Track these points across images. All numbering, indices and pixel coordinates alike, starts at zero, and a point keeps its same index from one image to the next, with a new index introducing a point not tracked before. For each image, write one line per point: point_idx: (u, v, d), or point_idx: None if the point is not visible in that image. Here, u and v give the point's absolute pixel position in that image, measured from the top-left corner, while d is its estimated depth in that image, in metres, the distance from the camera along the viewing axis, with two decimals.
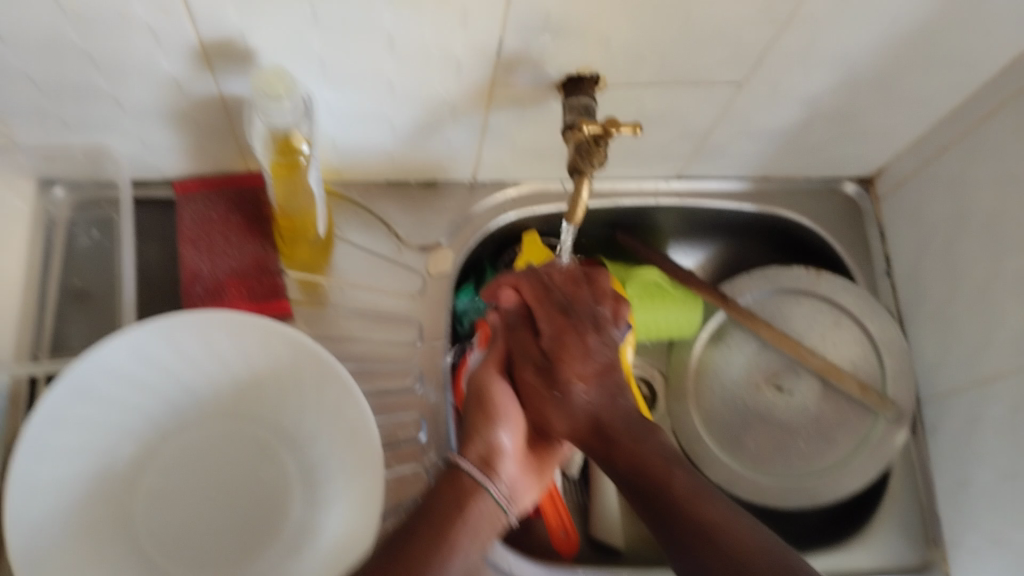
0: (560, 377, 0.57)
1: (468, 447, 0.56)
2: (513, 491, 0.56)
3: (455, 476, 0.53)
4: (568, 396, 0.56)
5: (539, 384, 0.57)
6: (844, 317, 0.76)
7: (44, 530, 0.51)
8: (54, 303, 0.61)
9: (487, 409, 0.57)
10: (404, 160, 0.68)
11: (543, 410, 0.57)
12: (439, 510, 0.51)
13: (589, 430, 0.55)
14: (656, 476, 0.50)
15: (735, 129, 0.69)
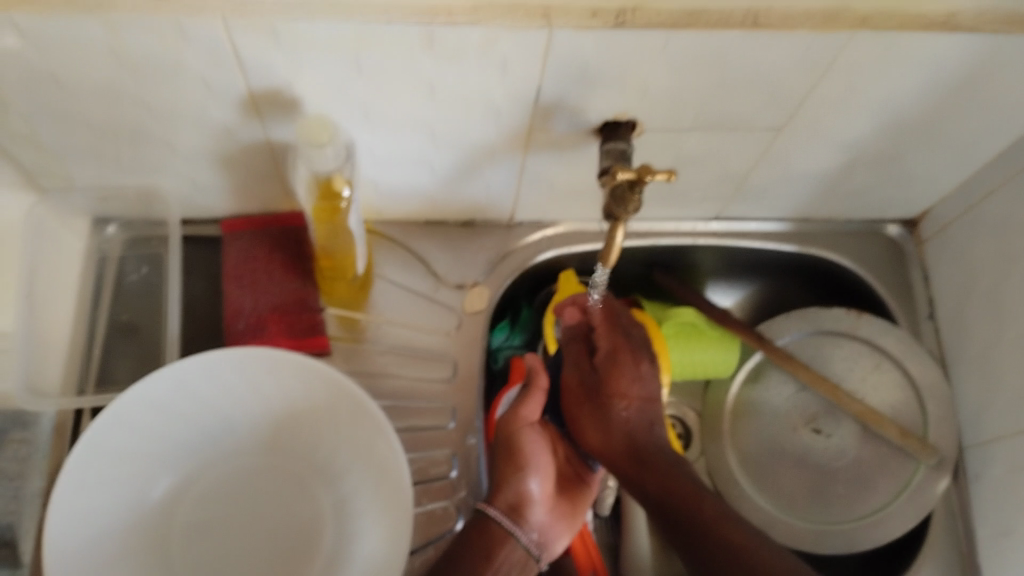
0: (606, 395, 0.62)
1: (497, 497, 0.60)
2: (542, 536, 0.61)
3: (484, 524, 0.58)
4: (610, 413, 0.62)
5: (583, 398, 0.63)
6: (885, 360, 0.74)
7: (81, 557, 0.52)
8: (101, 339, 0.64)
9: (517, 456, 0.62)
10: (444, 201, 0.69)
11: (582, 421, 0.63)
12: (466, 562, 0.56)
13: (623, 452, 0.60)
14: (687, 502, 0.56)
15: (773, 172, 0.68)
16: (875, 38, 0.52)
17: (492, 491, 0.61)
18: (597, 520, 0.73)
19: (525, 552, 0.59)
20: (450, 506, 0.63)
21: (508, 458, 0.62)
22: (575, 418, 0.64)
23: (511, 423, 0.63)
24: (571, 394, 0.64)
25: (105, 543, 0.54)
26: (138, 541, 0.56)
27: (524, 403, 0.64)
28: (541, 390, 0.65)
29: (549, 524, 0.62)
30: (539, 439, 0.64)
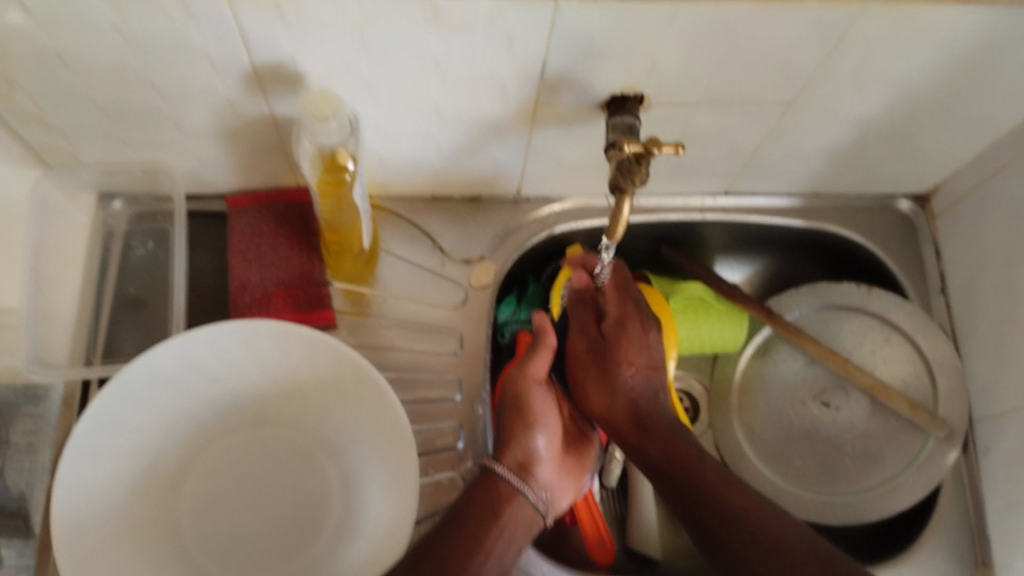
0: (612, 362, 0.62)
1: (505, 453, 0.59)
2: (548, 495, 0.61)
3: (493, 481, 0.57)
4: (616, 380, 0.62)
5: (590, 363, 0.64)
6: (895, 335, 0.74)
7: (91, 526, 0.53)
8: (109, 309, 0.64)
9: (526, 414, 0.61)
10: (450, 176, 0.69)
11: (587, 386, 0.63)
12: (476, 515, 0.54)
13: (626, 418, 0.61)
14: (689, 467, 0.56)
15: (783, 147, 0.68)
16: (887, 12, 0.51)
17: (500, 448, 0.60)
18: (604, 492, 0.74)
19: (533, 510, 0.58)
20: (456, 477, 0.63)
21: (517, 415, 0.61)
22: (580, 384, 0.64)
23: (520, 381, 0.62)
24: (578, 359, 0.64)
25: (110, 514, 0.54)
26: (144, 512, 0.56)
27: (532, 362, 0.63)
28: (549, 350, 0.63)
29: (555, 481, 0.62)
30: (547, 398, 0.63)
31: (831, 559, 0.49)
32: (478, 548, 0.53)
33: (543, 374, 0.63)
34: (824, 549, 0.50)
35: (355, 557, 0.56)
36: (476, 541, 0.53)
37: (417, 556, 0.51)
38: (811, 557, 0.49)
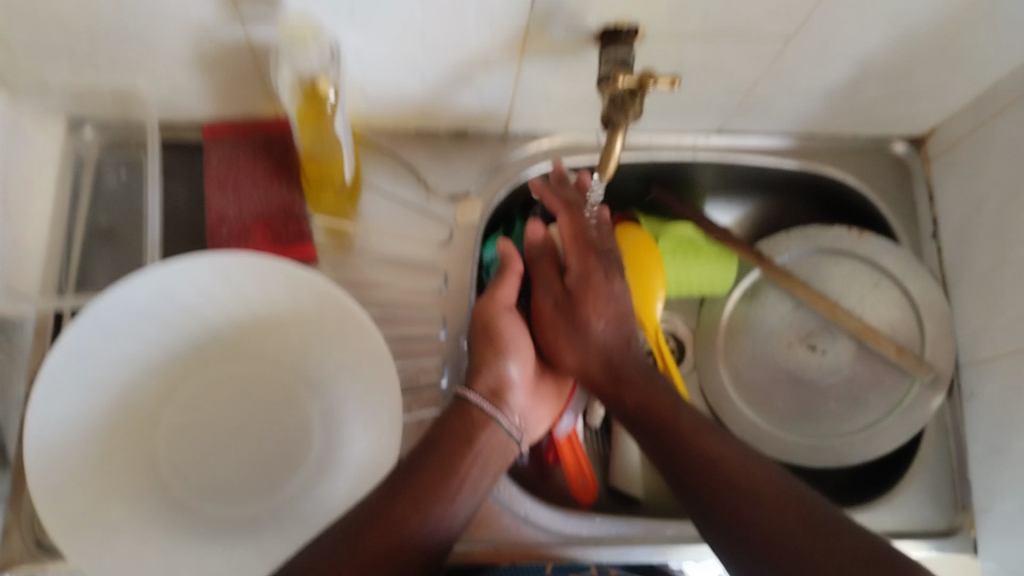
0: (579, 316, 0.61)
1: (477, 379, 0.58)
2: (522, 420, 0.60)
3: (465, 410, 0.56)
4: (587, 334, 0.60)
5: (559, 319, 0.62)
6: (884, 279, 0.73)
7: (66, 461, 0.51)
8: (82, 240, 0.62)
9: (497, 341, 0.60)
10: (435, 109, 0.66)
11: (559, 343, 0.62)
12: (447, 444, 0.54)
13: (602, 371, 0.60)
14: (663, 414, 0.55)
15: (780, 84, 0.66)
16: None
17: (471, 375, 0.59)
18: (588, 432, 0.73)
19: (507, 436, 0.58)
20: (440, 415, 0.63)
21: (488, 341, 0.60)
22: (551, 342, 0.63)
23: (490, 310, 0.60)
24: (546, 317, 0.63)
25: (84, 449, 0.53)
26: (120, 446, 0.54)
27: (501, 289, 0.61)
28: (517, 274, 0.61)
29: (528, 408, 0.61)
30: (518, 323, 0.62)
31: (807, 503, 0.47)
32: (450, 481, 0.53)
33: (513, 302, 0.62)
34: (801, 498, 0.47)
35: (337, 492, 0.56)
36: (450, 471, 0.53)
37: (395, 479, 0.51)
38: (784, 501, 0.47)
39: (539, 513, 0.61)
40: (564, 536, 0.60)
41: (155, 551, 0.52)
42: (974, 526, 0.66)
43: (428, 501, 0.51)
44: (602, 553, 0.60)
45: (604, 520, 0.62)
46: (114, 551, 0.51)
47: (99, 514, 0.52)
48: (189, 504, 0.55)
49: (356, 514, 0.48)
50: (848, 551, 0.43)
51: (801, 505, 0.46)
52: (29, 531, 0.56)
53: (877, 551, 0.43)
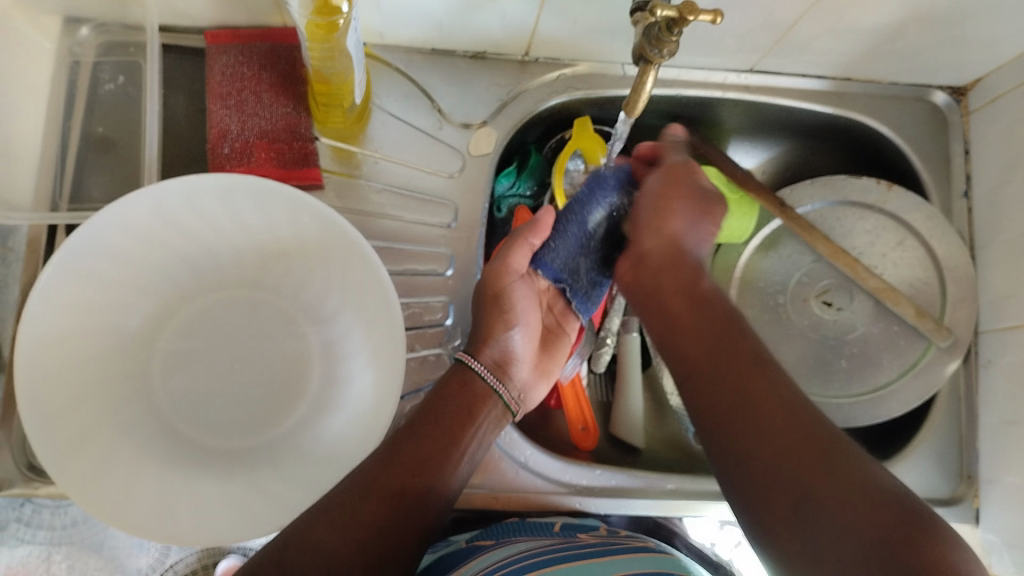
0: (705, 207, 0.58)
1: (483, 350, 0.57)
2: (523, 390, 0.61)
3: (467, 380, 0.56)
4: (699, 223, 0.58)
5: (690, 188, 0.59)
6: (910, 237, 0.70)
7: (59, 383, 0.50)
8: (76, 149, 0.59)
9: (507, 312, 0.59)
10: (453, 28, 0.62)
11: (669, 204, 0.58)
12: (449, 415, 0.53)
13: (690, 262, 0.56)
14: (715, 317, 0.50)
15: (823, 22, 0.61)
16: None
17: (477, 343, 0.58)
18: (592, 376, 0.73)
19: (505, 407, 0.57)
20: (444, 354, 0.62)
21: (496, 311, 0.59)
22: (661, 201, 0.58)
23: (502, 278, 0.59)
24: (667, 180, 0.59)
25: (77, 371, 0.51)
26: (114, 371, 0.53)
27: (515, 257, 0.59)
28: (529, 244, 0.59)
29: (526, 380, 0.61)
30: (527, 292, 0.61)
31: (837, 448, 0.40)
32: (450, 451, 0.52)
33: (523, 269, 0.60)
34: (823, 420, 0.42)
35: (335, 428, 0.55)
36: (447, 439, 0.52)
37: (388, 448, 0.50)
38: (807, 419, 0.42)
39: (541, 461, 0.60)
40: (564, 485, 0.60)
41: (149, 481, 0.51)
42: (978, 496, 0.66)
43: (425, 472, 0.50)
44: (600, 503, 0.60)
45: (604, 471, 0.61)
46: (105, 477, 0.50)
47: (92, 440, 0.50)
48: (185, 431, 0.54)
49: (356, 488, 0.47)
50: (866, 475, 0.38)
51: (829, 448, 0.40)
52: (21, 453, 0.55)
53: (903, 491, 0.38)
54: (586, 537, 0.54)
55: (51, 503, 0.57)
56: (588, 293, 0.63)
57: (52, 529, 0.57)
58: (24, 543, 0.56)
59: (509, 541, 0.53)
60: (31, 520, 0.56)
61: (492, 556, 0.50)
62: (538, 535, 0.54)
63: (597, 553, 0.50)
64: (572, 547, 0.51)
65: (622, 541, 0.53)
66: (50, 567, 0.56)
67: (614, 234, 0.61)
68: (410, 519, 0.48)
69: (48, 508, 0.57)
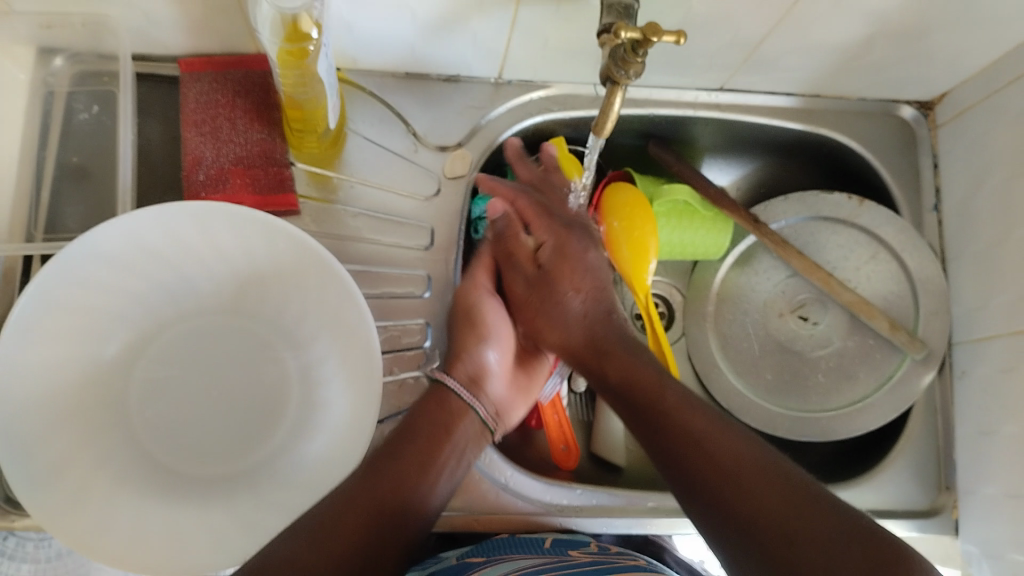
0: (554, 290, 0.60)
1: (456, 366, 0.58)
2: (499, 408, 0.60)
3: (442, 394, 0.56)
4: (563, 306, 0.60)
5: (531, 295, 0.61)
6: (882, 251, 0.71)
7: (34, 417, 0.50)
8: (51, 178, 0.59)
9: (479, 326, 0.60)
10: (426, 52, 0.63)
11: (536, 323, 0.61)
12: (426, 432, 0.53)
13: (583, 344, 0.58)
14: (648, 391, 0.52)
15: (790, 41, 0.63)
16: None
17: (450, 360, 0.59)
18: (571, 396, 0.73)
19: (481, 425, 0.57)
20: (422, 377, 0.61)
21: (468, 325, 0.60)
22: (534, 321, 0.61)
23: (472, 294, 0.61)
24: (521, 300, 0.61)
25: (51, 402, 0.51)
26: (90, 400, 0.53)
27: (480, 277, 0.62)
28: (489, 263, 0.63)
29: (506, 397, 0.61)
30: (500, 309, 0.61)
31: (795, 492, 0.42)
32: (428, 467, 0.52)
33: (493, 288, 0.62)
34: (788, 471, 0.44)
35: (314, 453, 0.55)
36: (424, 458, 0.52)
37: (372, 464, 0.50)
38: (771, 477, 0.44)
39: (521, 482, 0.60)
40: (545, 505, 0.60)
41: (127, 513, 0.51)
42: (956, 507, 0.66)
43: (405, 490, 0.49)
44: (582, 522, 0.60)
45: (586, 491, 0.61)
46: (83, 510, 0.50)
47: (67, 475, 0.50)
48: (165, 460, 0.54)
49: (335, 516, 0.46)
50: (829, 525, 0.40)
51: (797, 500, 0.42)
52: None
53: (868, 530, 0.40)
54: (578, 556, 0.54)
55: (35, 539, 0.57)
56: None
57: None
58: None
59: (500, 560, 0.53)
60: None
61: (483, 573, 0.50)
62: (530, 553, 0.54)
63: (593, 572, 0.50)
64: (564, 567, 0.51)
65: (615, 559, 0.53)
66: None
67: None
68: (390, 531, 0.47)
69: (32, 544, 0.57)
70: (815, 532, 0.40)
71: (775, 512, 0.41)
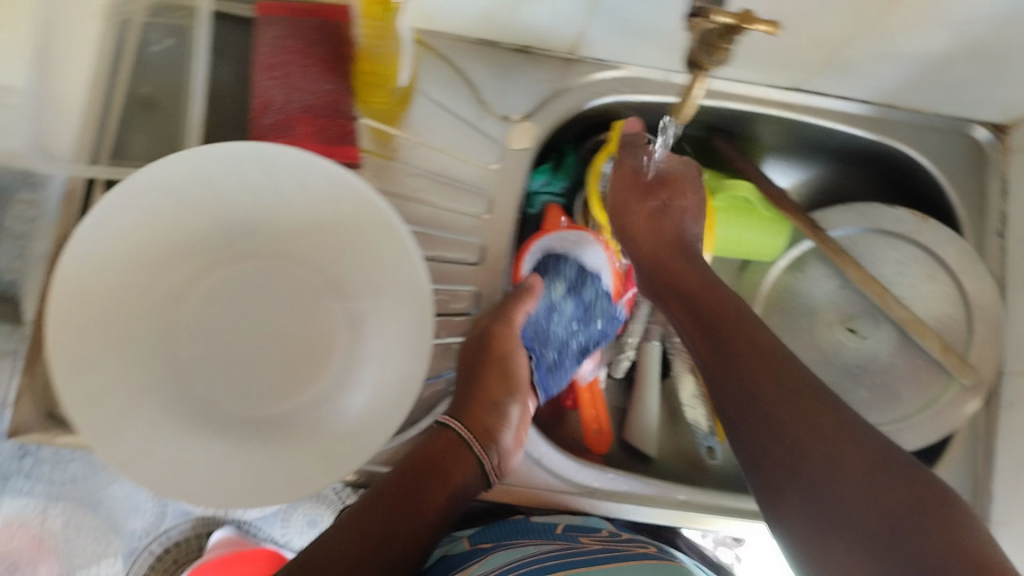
0: (666, 192, 0.61)
1: (473, 415, 0.58)
2: (505, 457, 0.58)
3: (450, 435, 0.57)
4: (669, 210, 0.61)
5: (639, 191, 0.61)
6: (940, 271, 0.69)
7: (88, 338, 0.50)
8: (121, 106, 0.59)
9: (500, 375, 0.61)
10: (502, 20, 0.62)
11: (633, 216, 0.62)
12: (432, 466, 0.55)
13: (672, 247, 0.59)
14: (714, 305, 0.53)
15: (872, 47, 0.61)
16: None
17: (471, 404, 0.59)
18: (611, 382, 0.74)
19: (482, 477, 0.57)
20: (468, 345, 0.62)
21: (490, 373, 0.60)
22: (627, 211, 0.62)
23: (508, 339, 0.61)
24: (627, 189, 0.62)
25: (105, 326, 0.52)
26: (142, 327, 0.54)
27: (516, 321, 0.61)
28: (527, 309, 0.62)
29: (513, 447, 0.59)
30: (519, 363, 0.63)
31: (841, 414, 0.45)
32: (416, 508, 0.53)
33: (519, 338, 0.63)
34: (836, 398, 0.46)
35: (354, 405, 0.56)
36: (411, 496, 0.53)
37: (368, 503, 0.51)
38: (818, 404, 0.45)
39: (554, 458, 0.61)
40: (576, 485, 0.61)
41: (169, 443, 0.51)
42: None
43: (393, 523, 0.52)
44: (611, 506, 0.61)
45: (618, 476, 0.62)
46: (125, 431, 0.50)
47: (111, 399, 0.50)
48: (212, 395, 0.54)
49: (329, 533, 0.49)
50: (864, 455, 0.42)
51: (841, 428, 0.44)
52: (43, 401, 0.55)
53: (909, 465, 0.41)
54: (589, 542, 0.54)
55: (52, 458, 0.57)
56: (552, 369, 0.66)
57: (50, 484, 0.57)
58: (22, 494, 0.57)
59: (511, 546, 0.54)
60: (32, 473, 0.57)
61: (492, 563, 0.51)
62: (540, 539, 0.55)
63: (602, 559, 0.50)
64: (573, 553, 0.51)
65: (624, 547, 0.53)
66: (46, 520, 0.58)
67: (578, 312, 0.68)
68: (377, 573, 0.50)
69: (49, 463, 0.57)
70: (851, 455, 0.42)
71: (810, 433, 0.44)
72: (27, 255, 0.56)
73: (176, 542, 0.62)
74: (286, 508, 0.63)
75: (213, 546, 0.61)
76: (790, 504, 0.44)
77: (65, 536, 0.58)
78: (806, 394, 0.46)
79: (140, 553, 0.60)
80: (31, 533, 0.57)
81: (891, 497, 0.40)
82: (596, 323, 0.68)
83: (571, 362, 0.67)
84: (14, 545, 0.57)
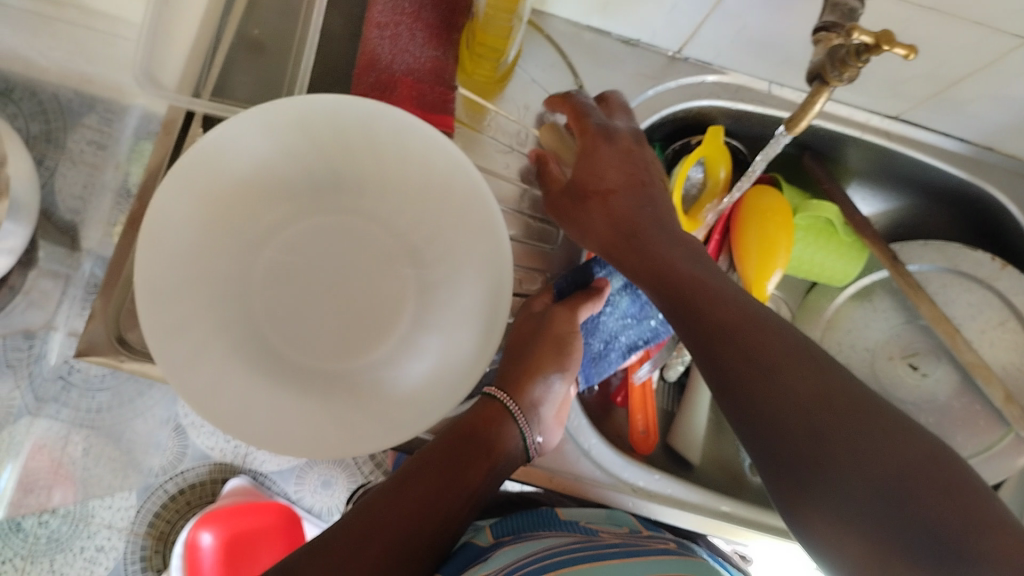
0: (588, 191, 0.52)
1: (523, 391, 0.54)
2: (544, 432, 0.56)
3: (495, 411, 0.53)
4: (592, 208, 0.52)
5: (565, 198, 0.54)
6: (1011, 320, 0.69)
7: (172, 268, 0.50)
8: (229, 44, 0.60)
9: (562, 356, 0.56)
10: (617, 11, 0.62)
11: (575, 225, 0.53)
12: (468, 444, 0.51)
13: (616, 235, 0.51)
14: (675, 285, 0.47)
15: (987, 86, 0.60)
16: None
17: (519, 378, 0.55)
18: (662, 384, 0.75)
19: (521, 451, 0.54)
20: None
21: (550, 348, 0.56)
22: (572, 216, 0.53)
23: (570, 323, 0.57)
24: (563, 205, 0.54)
25: (190, 257, 0.52)
26: (222, 264, 0.54)
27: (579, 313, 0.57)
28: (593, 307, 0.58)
29: (552, 423, 0.57)
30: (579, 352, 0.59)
31: (835, 385, 0.40)
32: (463, 480, 0.50)
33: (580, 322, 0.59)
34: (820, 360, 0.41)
35: (416, 368, 0.55)
36: (452, 468, 0.50)
37: (413, 470, 0.50)
38: (812, 380, 0.40)
39: (602, 452, 0.61)
40: (620, 481, 0.61)
41: (235, 379, 0.51)
42: None
43: (435, 494, 0.49)
44: (651, 507, 0.61)
45: (663, 478, 0.62)
46: (197, 366, 0.50)
47: (187, 331, 0.50)
48: (280, 343, 0.55)
49: (370, 506, 0.47)
50: (870, 433, 0.37)
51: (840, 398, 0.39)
52: (114, 324, 0.56)
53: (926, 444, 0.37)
54: (608, 537, 0.54)
55: (81, 385, 0.68)
56: (596, 359, 0.62)
57: (76, 411, 0.68)
58: (51, 418, 0.68)
59: (531, 537, 0.53)
60: (61, 398, 0.68)
61: (514, 551, 0.51)
62: (561, 531, 0.54)
63: (623, 553, 0.49)
64: (594, 546, 0.50)
65: (645, 542, 0.53)
66: (68, 445, 0.68)
67: (632, 308, 0.63)
68: (420, 543, 0.48)
69: (78, 389, 0.68)
70: (854, 437, 0.37)
71: (806, 413, 0.39)
72: (99, 181, 0.70)
73: (192, 483, 0.67)
74: (303, 465, 0.69)
75: (229, 492, 0.66)
76: (809, 513, 0.38)
77: (83, 464, 0.67)
78: (791, 365, 0.41)
79: (154, 490, 0.66)
80: (53, 457, 0.67)
81: (901, 472, 0.36)
82: (652, 321, 0.63)
83: (617, 355, 0.63)
84: (35, 465, 0.67)
